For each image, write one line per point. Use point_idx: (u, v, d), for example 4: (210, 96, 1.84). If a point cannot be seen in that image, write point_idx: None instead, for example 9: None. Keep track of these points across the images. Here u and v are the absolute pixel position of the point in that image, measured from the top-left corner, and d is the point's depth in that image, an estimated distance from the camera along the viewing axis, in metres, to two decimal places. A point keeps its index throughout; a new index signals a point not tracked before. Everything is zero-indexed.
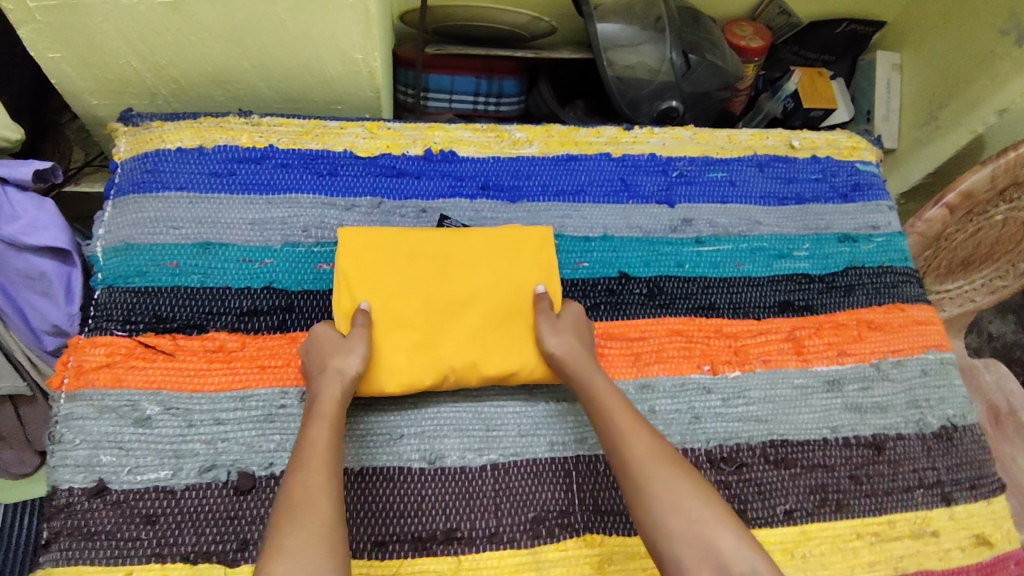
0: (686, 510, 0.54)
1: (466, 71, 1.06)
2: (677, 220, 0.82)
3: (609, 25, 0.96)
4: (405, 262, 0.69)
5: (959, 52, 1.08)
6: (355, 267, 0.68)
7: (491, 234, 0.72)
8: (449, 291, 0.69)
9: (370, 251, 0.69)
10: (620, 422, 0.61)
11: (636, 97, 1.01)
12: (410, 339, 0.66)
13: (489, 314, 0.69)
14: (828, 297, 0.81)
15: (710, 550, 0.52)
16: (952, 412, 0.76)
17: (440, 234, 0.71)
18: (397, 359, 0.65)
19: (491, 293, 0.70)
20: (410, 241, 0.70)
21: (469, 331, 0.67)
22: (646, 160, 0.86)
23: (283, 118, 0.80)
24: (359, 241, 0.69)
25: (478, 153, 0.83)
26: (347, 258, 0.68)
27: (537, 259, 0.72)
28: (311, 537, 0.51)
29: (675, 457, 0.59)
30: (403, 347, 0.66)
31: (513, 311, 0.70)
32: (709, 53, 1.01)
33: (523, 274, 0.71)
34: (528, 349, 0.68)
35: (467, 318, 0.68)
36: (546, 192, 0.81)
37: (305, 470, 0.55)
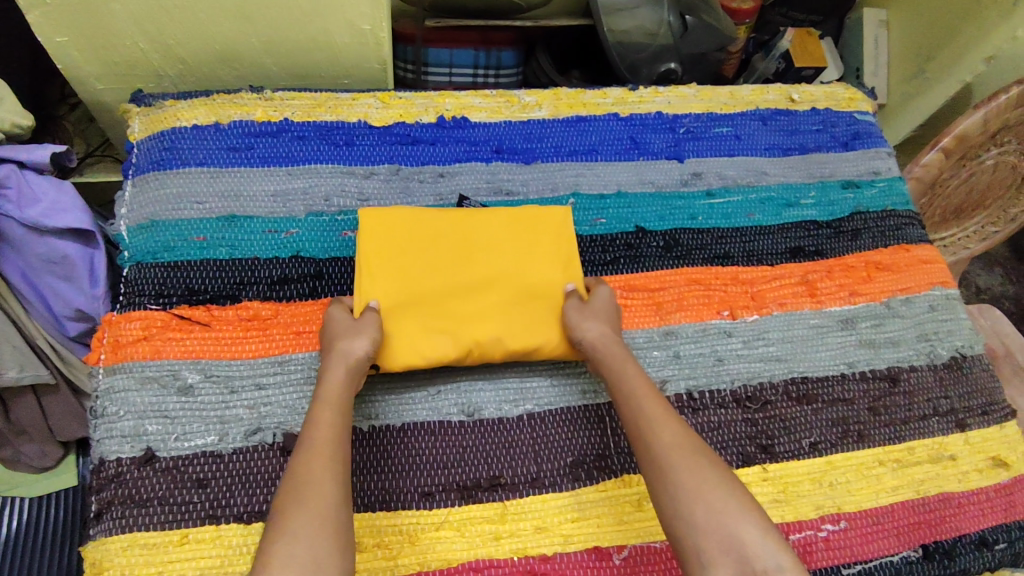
0: (711, 500, 0.52)
1: (465, 44, 1.07)
2: (687, 175, 0.85)
3: None
4: (425, 245, 0.70)
5: (945, 3, 1.11)
6: (378, 251, 0.68)
7: (511, 213, 0.73)
8: (470, 273, 0.69)
9: (391, 236, 0.69)
10: (648, 410, 0.60)
11: (636, 60, 1.02)
12: (429, 320, 0.67)
13: (509, 297, 0.70)
14: (837, 241, 0.83)
15: (736, 545, 0.50)
16: (960, 343, 0.80)
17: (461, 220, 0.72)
18: (415, 337, 0.66)
19: (511, 274, 0.70)
20: (431, 224, 0.71)
21: (487, 313, 0.68)
22: (653, 119, 0.88)
23: (295, 92, 0.81)
24: (379, 226, 0.69)
25: (489, 118, 0.84)
26: (367, 237, 0.69)
27: (560, 250, 0.73)
28: (314, 525, 0.50)
29: (704, 449, 0.57)
30: (429, 327, 0.66)
31: (534, 295, 0.70)
32: (704, 14, 1.03)
33: (548, 263, 0.72)
34: (550, 327, 0.69)
35: (485, 300, 0.69)
36: (559, 152, 0.83)
37: (305, 449, 0.55)
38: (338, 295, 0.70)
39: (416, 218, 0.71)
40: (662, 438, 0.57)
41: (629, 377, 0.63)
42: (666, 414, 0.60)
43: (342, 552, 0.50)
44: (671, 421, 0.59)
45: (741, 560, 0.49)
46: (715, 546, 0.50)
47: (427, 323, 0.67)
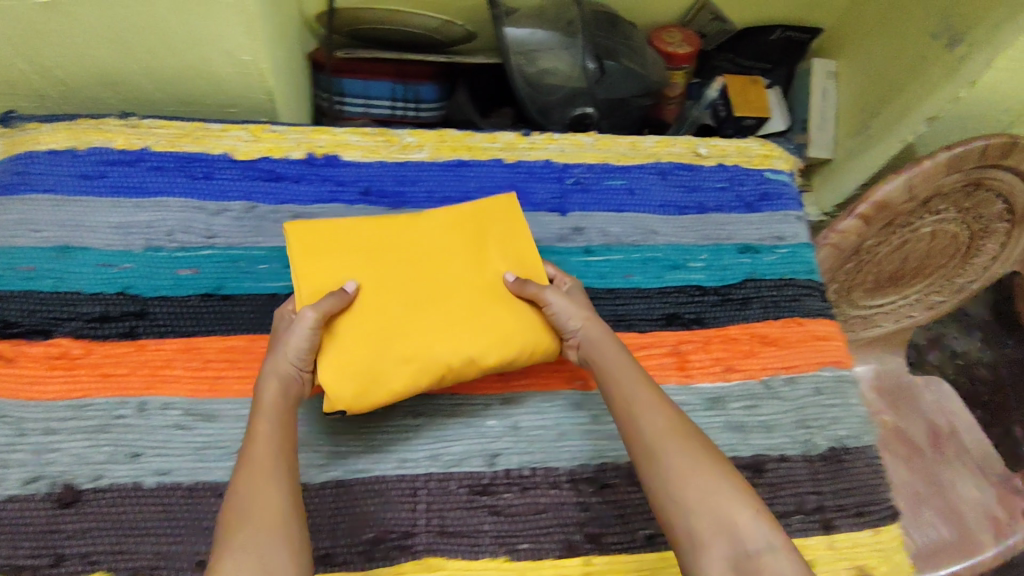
0: (699, 484, 0.54)
1: (380, 76, 1.05)
2: (567, 229, 0.80)
3: (520, 29, 0.92)
4: (372, 255, 0.68)
5: (892, 58, 1.04)
6: (328, 264, 0.66)
7: (455, 222, 0.72)
8: (425, 283, 0.67)
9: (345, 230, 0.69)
10: (641, 396, 0.61)
11: (547, 103, 0.98)
12: (386, 339, 0.64)
13: (467, 301, 0.67)
14: (721, 310, 0.77)
15: (727, 526, 0.52)
16: (844, 433, 0.73)
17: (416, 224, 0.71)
18: (369, 358, 0.62)
19: (465, 282, 0.68)
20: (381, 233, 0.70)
21: (452, 326, 0.66)
22: (541, 167, 0.83)
23: (164, 120, 0.79)
24: (329, 239, 0.68)
25: (364, 157, 0.80)
26: (301, 247, 0.67)
27: (515, 246, 0.73)
28: (269, 531, 0.49)
29: (691, 432, 0.58)
30: (397, 338, 0.64)
31: (493, 294, 0.69)
32: (624, 58, 0.99)
33: (495, 262, 0.71)
34: (527, 334, 0.68)
35: (447, 309, 0.66)
36: (430, 199, 0.79)
37: (245, 470, 0.54)
38: (158, 338, 0.67)
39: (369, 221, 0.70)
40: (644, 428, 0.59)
41: (616, 364, 0.64)
42: (658, 398, 0.60)
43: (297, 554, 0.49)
44: (658, 406, 0.60)
45: (734, 539, 0.51)
46: (707, 527, 0.52)
47: (389, 332, 0.64)
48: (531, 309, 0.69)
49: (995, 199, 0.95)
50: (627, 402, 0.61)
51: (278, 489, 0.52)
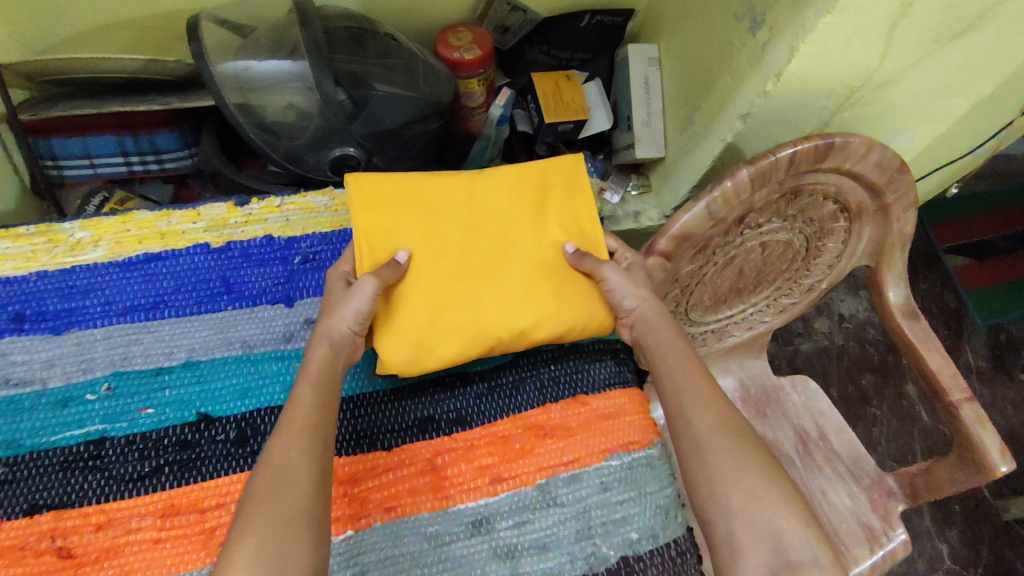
0: (744, 489, 0.56)
1: (99, 131, 0.83)
2: (295, 325, 0.64)
3: (236, 64, 0.75)
4: (425, 212, 0.68)
5: (703, 42, 0.89)
6: (378, 224, 0.66)
7: (515, 180, 0.71)
8: (483, 250, 0.68)
9: (393, 190, 0.68)
10: (697, 389, 0.62)
11: (293, 149, 0.80)
12: (439, 306, 0.65)
13: (524, 269, 0.68)
14: (486, 401, 0.66)
15: (773, 537, 0.55)
16: (636, 536, 0.61)
17: (466, 186, 0.70)
18: (422, 325, 0.64)
19: (525, 250, 0.69)
20: (433, 192, 0.69)
21: (508, 290, 0.67)
22: (259, 246, 0.67)
23: None
24: (375, 194, 0.67)
25: (16, 269, 0.63)
26: (359, 203, 0.66)
27: (575, 218, 0.72)
28: (297, 517, 0.49)
29: (742, 433, 0.60)
30: (443, 315, 0.65)
31: (551, 264, 0.69)
32: (382, 82, 0.80)
33: (555, 230, 0.71)
34: (581, 305, 0.69)
35: (502, 277, 0.68)
36: (107, 313, 0.62)
37: (282, 437, 0.53)
38: None
39: (420, 185, 0.69)
40: (692, 419, 0.60)
41: (669, 346, 0.66)
42: (711, 394, 0.61)
43: (315, 548, 0.50)
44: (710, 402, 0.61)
45: (778, 548, 0.54)
46: (750, 536, 0.55)
47: (435, 306, 0.65)
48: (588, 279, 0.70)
49: (825, 199, 0.82)
50: (675, 394, 0.63)
51: (308, 471, 0.52)
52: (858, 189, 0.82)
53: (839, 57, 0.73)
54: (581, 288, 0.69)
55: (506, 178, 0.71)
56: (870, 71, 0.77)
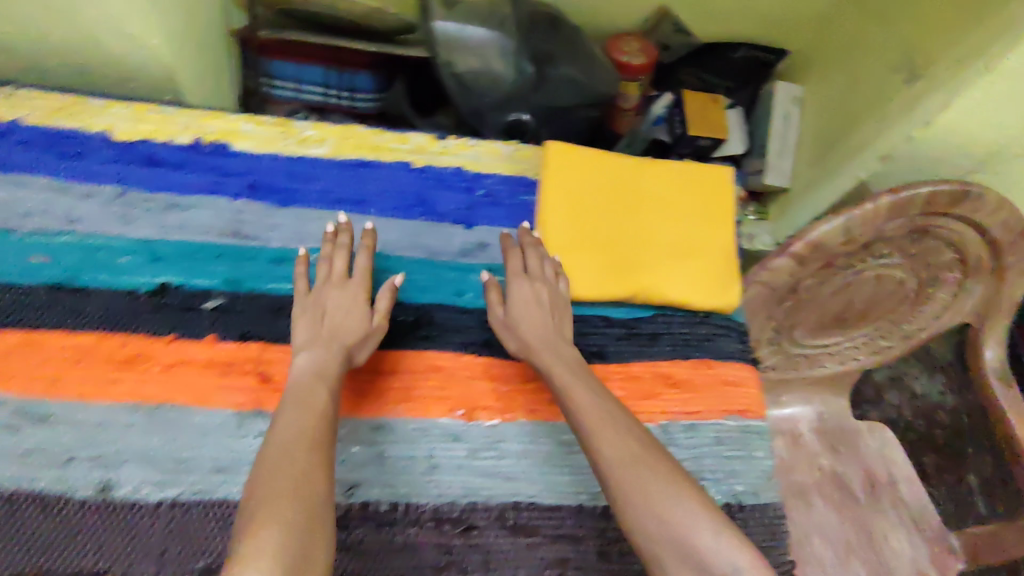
0: (663, 513, 0.51)
1: (313, 61, 0.98)
2: (470, 244, 0.75)
3: (449, 24, 0.86)
4: (597, 180, 0.77)
5: (852, 89, 0.99)
6: (558, 182, 0.75)
7: (676, 173, 0.79)
8: (638, 223, 0.76)
9: (578, 160, 0.77)
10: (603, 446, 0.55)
11: (479, 105, 0.92)
12: (603, 264, 0.74)
13: (669, 247, 0.76)
14: (625, 344, 0.72)
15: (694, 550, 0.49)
16: (740, 489, 0.68)
17: (636, 168, 0.78)
18: (593, 273, 0.73)
19: (672, 232, 0.77)
20: (606, 167, 0.77)
21: (657, 263, 0.75)
22: (451, 174, 0.78)
23: (41, 91, 0.73)
24: (562, 160, 0.76)
25: (255, 148, 0.74)
26: (550, 166, 0.76)
27: (686, 202, 0.78)
28: (294, 526, 0.45)
29: (654, 462, 0.54)
30: (595, 267, 0.73)
31: (694, 250, 0.76)
32: (566, 65, 0.92)
33: (704, 222, 0.78)
34: (716, 289, 0.75)
35: (648, 248, 0.76)
36: (323, 198, 0.73)
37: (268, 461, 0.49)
38: None
39: (600, 163, 0.77)
40: (604, 449, 0.55)
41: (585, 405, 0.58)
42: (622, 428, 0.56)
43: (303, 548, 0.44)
44: (620, 427, 0.56)
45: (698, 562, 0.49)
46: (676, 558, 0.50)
47: (591, 259, 0.74)
48: (722, 274, 0.76)
49: (945, 248, 0.90)
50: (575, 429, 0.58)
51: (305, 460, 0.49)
52: (981, 246, 0.89)
53: (987, 115, 0.80)
54: (718, 276, 0.76)
55: (611, 162, 0.78)
56: (1015, 137, 0.84)
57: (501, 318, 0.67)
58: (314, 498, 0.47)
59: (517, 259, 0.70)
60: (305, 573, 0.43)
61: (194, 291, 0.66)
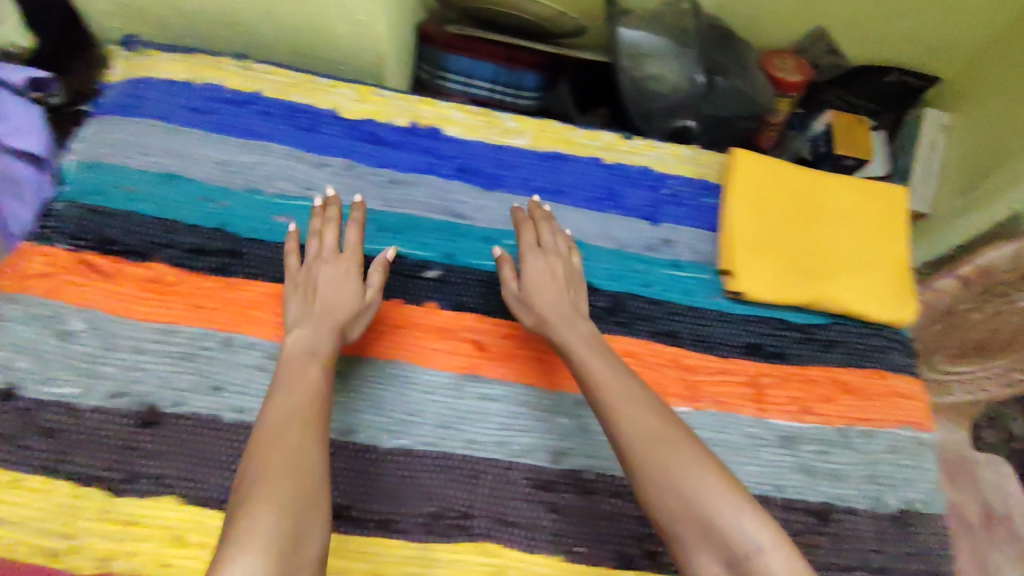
0: (683, 488, 0.51)
1: (487, 57, 1.04)
2: (656, 239, 0.78)
3: (634, 31, 0.91)
4: (778, 189, 0.80)
5: (1011, 121, 1.01)
6: (743, 188, 0.79)
7: (851, 188, 0.82)
8: (817, 232, 0.79)
9: (760, 169, 0.81)
10: (623, 419, 0.55)
11: (649, 109, 0.95)
12: (786, 269, 0.77)
13: (847, 258, 0.79)
14: (803, 348, 0.75)
15: (712, 525, 0.49)
16: (914, 497, 0.70)
17: (813, 181, 0.82)
18: (776, 276, 0.76)
19: (849, 244, 0.80)
20: (787, 177, 0.81)
21: (836, 272, 0.78)
22: (638, 173, 0.81)
23: (275, 67, 0.80)
24: (746, 168, 0.80)
25: (463, 134, 0.80)
26: (735, 173, 0.80)
27: (858, 214, 0.81)
28: (284, 508, 0.45)
29: (674, 438, 0.54)
30: (778, 270, 0.76)
31: (870, 262, 0.79)
32: (736, 78, 0.97)
33: (879, 238, 0.81)
34: (891, 303, 0.78)
35: (827, 257, 0.78)
36: (525, 186, 0.78)
37: (260, 440, 0.49)
38: (246, 279, 0.68)
39: (780, 173, 0.81)
40: (624, 426, 0.54)
41: (608, 381, 0.57)
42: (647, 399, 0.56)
43: (292, 524, 0.45)
44: (641, 403, 0.55)
45: (717, 535, 0.49)
46: (695, 533, 0.50)
47: (774, 262, 0.77)
48: (897, 288, 0.78)
49: None
50: (596, 404, 0.57)
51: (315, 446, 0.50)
52: None
53: None
54: (894, 290, 0.78)
55: (791, 173, 0.82)
56: None
57: (515, 292, 0.67)
58: (307, 482, 0.47)
59: (530, 234, 0.70)
60: (300, 541, 0.45)
61: (416, 261, 0.71)
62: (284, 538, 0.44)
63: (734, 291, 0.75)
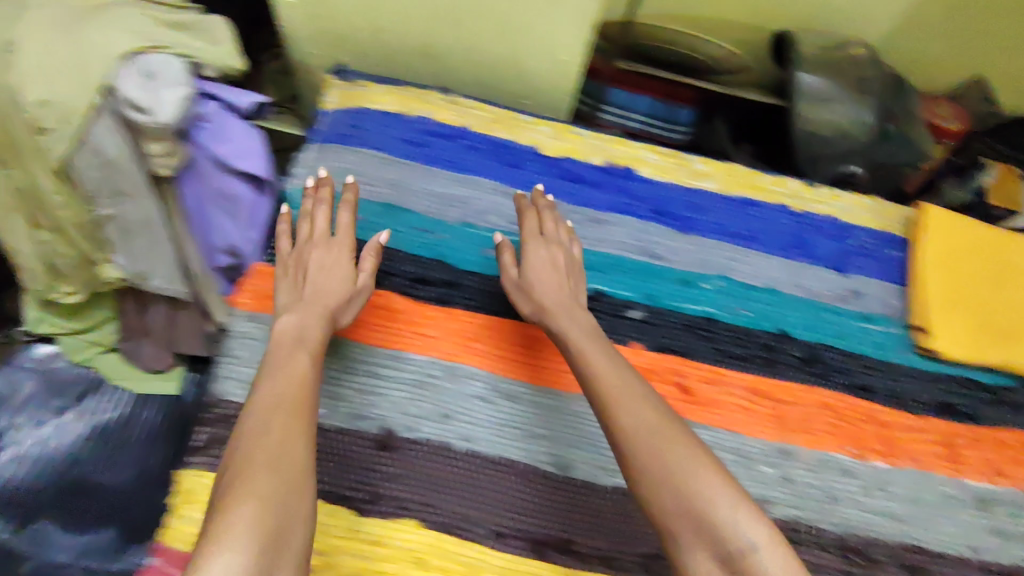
0: (690, 488, 0.49)
1: (646, 91, 1.05)
2: (846, 290, 0.79)
3: (812, 77, 0.94)
4: (971, 249, 0.81)
5: None
6: (939, 246, 0.80)
7: None
8: (1009, 295, 0.80)
9: (952, 228, 0.82)
10: (623, 417, 0.54)
11: (818, 154, 0.96)
12: (982, 331, 0.77)
13: None
14: (993, 410, 0.76)
15: (712, 526, 0.48)
16: None
17: (1003, 242, 0.83)
18: (972, 337, 0.77)
19: None
20: (979, 238, 0.82)
21: None
22: (827, 223, 0.83)
23: (479, 103, 0.84)
24: (940, 226, 0.81)
25: (658, 176, 0.82)
26: (930, 231, 0.81)
27: None
28: (267, 500, 0.46)
29: (674, 435, 0.52)
30: (974, 332, 0.77)
31: None
32: (907, 127, 0.97)
33: None
34: None
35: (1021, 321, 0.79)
36: (718, 230, 0.80)
37: (254, 429, 0.50)
38: (468, 310, 0.71)
39: (973, 233, 0.82)
40: (620, 418, 0.54)
41: (602, 372, 0.57)
42: (649, 401, 0.55)
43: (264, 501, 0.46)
44: (639, 398, 0.55)
45: (715, 538, 0.47)
46: (690, 533, 0.48)
47: (970, 324, 0.77)
48: None
49: None
50: (590, 395, 0.57)
51: (303, 440, 0.51)
52: None
53: None
54: None
55: (982, 234, 0.82)
56: None
57: (515, 280, 0.68)
58: (295, 473, 0.49)
59: (532, 222, 0.72)
60: (284, 532, 0.46)
61: (621, 301, 0.74)
62: (266, 528, 0.45)
63: (930, 348, 0.76)
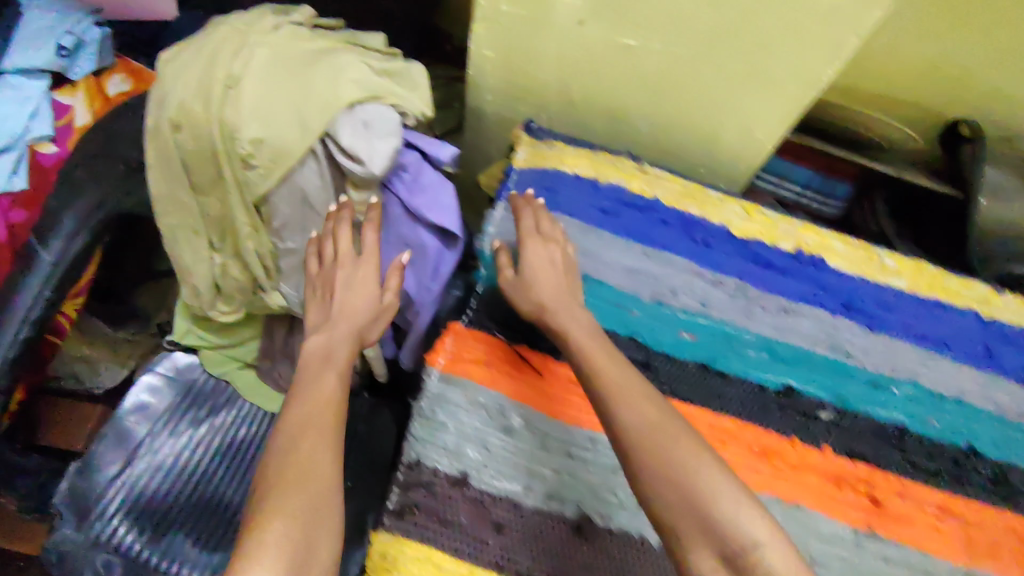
0: (690, 484, 0.53)
1: (809, 164, 1.05)
2: None
3: (996, 174, 0.92)
4: None
5: None
6: None
7: None
8: None
9: None
10: (624, 417, 0.58)
11: (990, 252, 0.93)
12: None
13: None
14: None
15: (710, 524, 0.52)
16: None
17: None
18: None
19: None
20: None
21: None
22: (1016, 334, 0.81)
23: (669, 175, 0.84)
24: None
25: (847, 268, 0.81)
26: None
27: None
28: (300, 516, 0.53)
29: (676, 432, 0.56)
30: None
31: None
32: None
33: None
34: None
35: None
36: (907, 332, 0.78)
37: (281, 447, 0.58)
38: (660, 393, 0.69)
39: None
40: (625, 416, 0.57)
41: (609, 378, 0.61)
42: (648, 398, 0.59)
43: (296, 515, 0.53)
44: (640, 394, 0.59)
45: (714, 537, 0.51)
46: (693, 528, 0.52)
47: None
48: None
49: None
50: (595, 401, 0.61)
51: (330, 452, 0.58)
52: None
53: None
54: None
55: None
56: None
57: (513, 278, 0.71)
58: (327, 492, 0.56)
59: (529, 220, 0.74)
60: (314, 541, 0.53)
61: (812, 399, 0.72)
62: (298, 542, 0.52)
63: None
